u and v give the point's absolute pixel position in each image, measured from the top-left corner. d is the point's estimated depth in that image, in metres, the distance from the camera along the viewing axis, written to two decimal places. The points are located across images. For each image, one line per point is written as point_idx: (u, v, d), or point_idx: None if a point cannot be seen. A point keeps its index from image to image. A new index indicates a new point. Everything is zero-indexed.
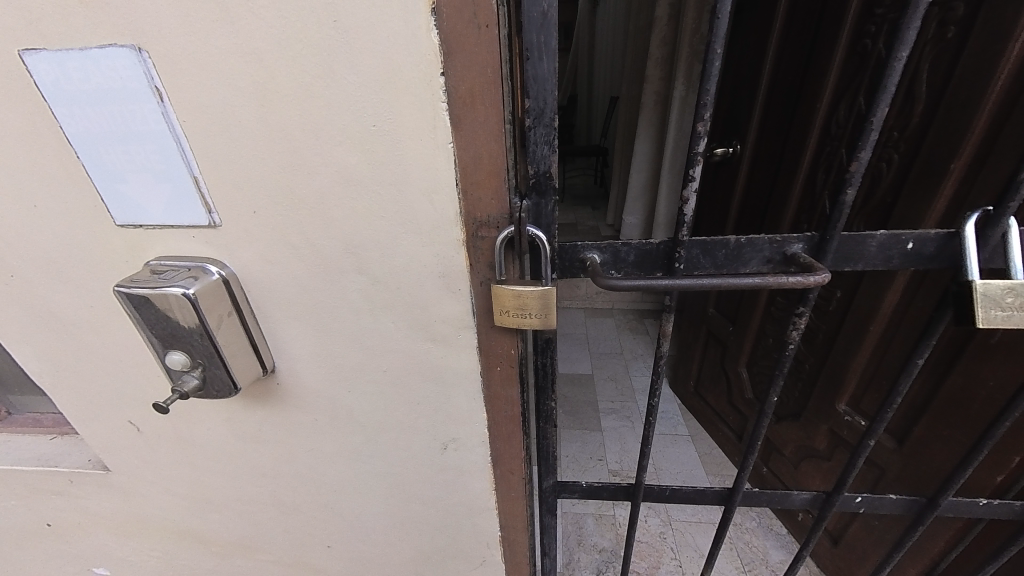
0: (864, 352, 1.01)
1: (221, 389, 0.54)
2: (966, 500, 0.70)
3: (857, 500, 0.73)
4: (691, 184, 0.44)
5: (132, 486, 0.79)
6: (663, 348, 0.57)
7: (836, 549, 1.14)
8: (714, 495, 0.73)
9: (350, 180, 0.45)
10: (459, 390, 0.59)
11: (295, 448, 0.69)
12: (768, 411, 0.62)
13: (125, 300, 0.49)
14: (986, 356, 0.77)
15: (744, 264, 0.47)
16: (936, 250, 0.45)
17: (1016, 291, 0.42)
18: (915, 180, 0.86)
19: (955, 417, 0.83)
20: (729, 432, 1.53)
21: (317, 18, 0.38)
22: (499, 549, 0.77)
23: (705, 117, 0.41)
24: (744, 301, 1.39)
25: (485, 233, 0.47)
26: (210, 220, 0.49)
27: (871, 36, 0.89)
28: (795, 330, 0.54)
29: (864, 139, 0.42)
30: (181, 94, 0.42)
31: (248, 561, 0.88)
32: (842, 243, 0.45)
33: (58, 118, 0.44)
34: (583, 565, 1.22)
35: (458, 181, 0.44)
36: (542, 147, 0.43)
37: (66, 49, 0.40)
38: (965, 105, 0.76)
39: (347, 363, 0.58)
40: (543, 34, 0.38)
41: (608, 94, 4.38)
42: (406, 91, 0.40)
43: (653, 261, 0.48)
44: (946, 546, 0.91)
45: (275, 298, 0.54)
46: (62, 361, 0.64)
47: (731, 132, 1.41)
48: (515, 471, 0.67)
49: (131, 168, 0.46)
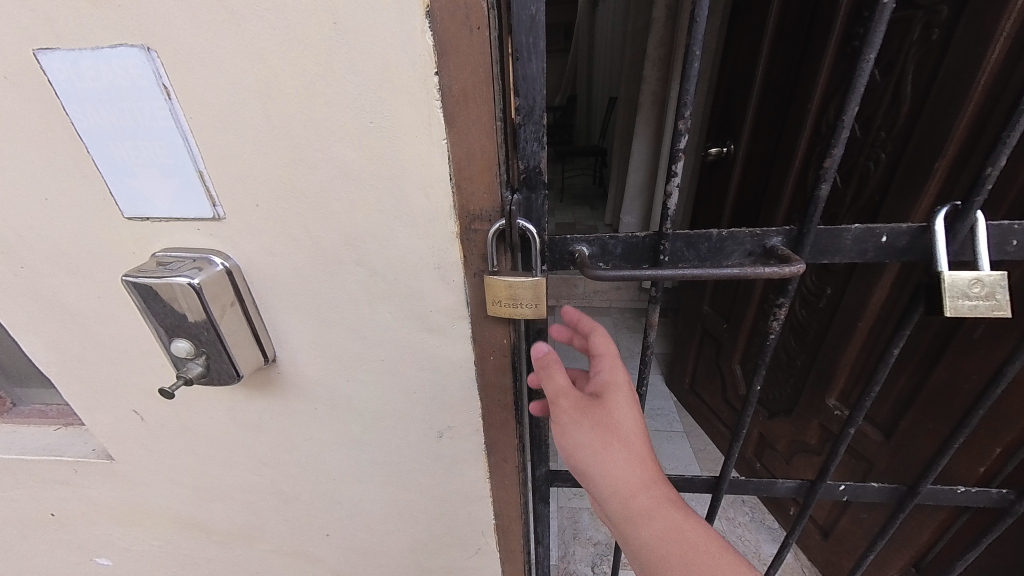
0: (852, 347, 1.03)
1: (224, 377, 0.56)
2: (945, 487, 0.73)
3: (841, 489, 0.76)
4: (674, 179, 0.46)
5: (136, 476, 0.81)
6: (650, 339, 0.59)
7: (826, 542, 1.16)
8: (703, 484, 0.76)
9: (349, 174, 0.47)
10: (454, 379, 0.61)
11: (295, 437, 0.71)
12: (753, 401, 0.65)
13: (132, 289, 0.50)
14: (969, 349, 0.79)
15: (725, 257, 0.50)
16: (909, 244, 0.47)
17: (981, 281, 0.44)
18: (901, 179, 0.88)
19: (938, 410, 0.86)
20: (723, 428, 1.56)
21: (319, 20, 0.40)
22: (493, 537, 0.80)
23: (686, 115, 0.43)
24: (738, 299, 1.41)
25: (478, 226, 0.49)
26: (214, 213, 0.51)
27: (859, 39, 0.91)
28: (776, 321, 0.56)
29: (836, 137, 0.44)
30: (188, 91, 0.44)
31: (248, 551, 0.90)
32: (818, 237, 0.48)
33: (70, 115, 0.46)
34: (579, 558, 1.24)
35: (452, 176, 0.46)
36: (532, 144, 0.45)
37: (79, 49, 0.43)
38: (948, 106, 0.78)
39: (346, 353, 0.60)
40: (532, 36, 0.40)
41: (608, 94, 4.42)
42: (402, 89, 0.42)
43: (640, 253, 0.50)
44: (931, 537, 0.93)
45: (277, 290, 0.56)
46: (70, 351, 0.66)
47: (725, 133, 1.44)
48: (509, 460, 0.69)
49: (138, 163, 0.48)
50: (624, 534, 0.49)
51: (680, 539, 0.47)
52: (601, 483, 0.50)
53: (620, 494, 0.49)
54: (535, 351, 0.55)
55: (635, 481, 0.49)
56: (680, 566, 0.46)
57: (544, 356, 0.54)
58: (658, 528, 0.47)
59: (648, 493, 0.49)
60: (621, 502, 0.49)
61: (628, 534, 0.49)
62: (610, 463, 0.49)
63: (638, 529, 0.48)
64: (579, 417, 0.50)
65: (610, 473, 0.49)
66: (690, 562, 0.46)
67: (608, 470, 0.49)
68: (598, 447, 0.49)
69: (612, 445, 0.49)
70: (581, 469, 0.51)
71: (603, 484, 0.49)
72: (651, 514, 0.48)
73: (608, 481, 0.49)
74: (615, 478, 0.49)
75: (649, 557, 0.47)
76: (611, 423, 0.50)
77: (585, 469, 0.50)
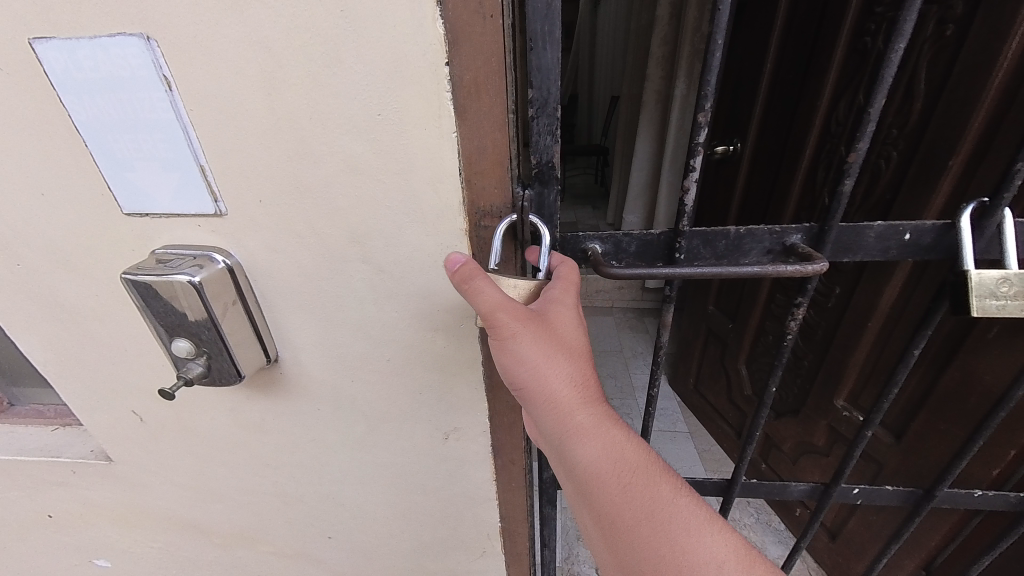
0: (862, 347, 1.01)
1: (226, 378, 0.55)
2: (962, 490, 0.72)
3: (854, 492, 0.75)
4: (692, 174, 0.44)
5: (135, 477, 0.80)
6: (663, 340, 0.58)
7: (834, 544, 1.15)
8: (713, 487, 0.74)
9: (355, 169, 0.46)
10: (461, 380, 0.60)
11: (298, 439, 0.69)
12: (768, 402, 0.63)
13: (131, 287, 0.49)
14: (983, 350, 0.78)
15: (743, 254, 0.48)
16: (932, 241, 0.46)
17: (1010, 280, 0.42)
18: (913, 177, 0.87)
19: (953, 412, 0.84)
20: (728, 429, 1.55)
21: (325, 7, 0.38)
22: (499, 539, 0.78)
23: (706, 108, 0.41)
24: (743, 300, 1.40)
25: (488, 223, 0.48)
26: (216, 209, 0.50)
27: (871, 34, 0.90)
28: (794, 320, 0.54)
29: (862, 131, 0.43)
30: (189, 82, 0.43)
31: (250, 553, 0.88)
32: (839, 234, 0.46)
33: (67, 107, 0.44)
34: (583, 560, 1.23)
35: (462, 170, 0.45)
36: (544, 138, 0.43)
37: (76, 38, 0.41)
38: (963, 103, 0.77)
39: (351, 353, 0.59)
40: (548, 24, 0.38)
41: (608, 94, 4.42)
42: (411, 80, 0.41)
43: (654, 251, 0.49)
44: (943, 540, 0.92)
45: (280, 288, 0.55)
46: (68, 350, 0.65)
47: (731, 131, 1.42)
48: (516, 461, 0.68)
49: (138, 157, 0.46)
50: (563, 454, 0.46)
51: (622, 463, 0.44)
52: (542, 399, 0.45)
53: (563, 413, 0.44)
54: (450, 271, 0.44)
55: (578, 400, 0.45)
56: (618, 489, 0.44)
57: (462, 275, 0.42)
58: (600, 449, 0.44)
59: (592, 415, 0.45)
60: (561, 420, 0.44)
61: (569, 456, 0.45)
62: (554, 379, 0.44)
63: (580, 451, 0.44)
64: (521, 326, 0.42)
65: (553, 389, 0.44)
66: (633, 493, 0.44)
67: (553, 382, 0.44)
68: (541, 359, 0.43)
69: (556, 358, 0.43)
70: (520, 384, 0.45)
71: (545, 400, 0.44)
72: (594, 433, 0.45)
73: (550, 398, 0.44)
74: (558, 395, 0.44)
75: (586, 480, 0.45)
76: (559, 339, 0.43)
77: (527, 384, 0.45)
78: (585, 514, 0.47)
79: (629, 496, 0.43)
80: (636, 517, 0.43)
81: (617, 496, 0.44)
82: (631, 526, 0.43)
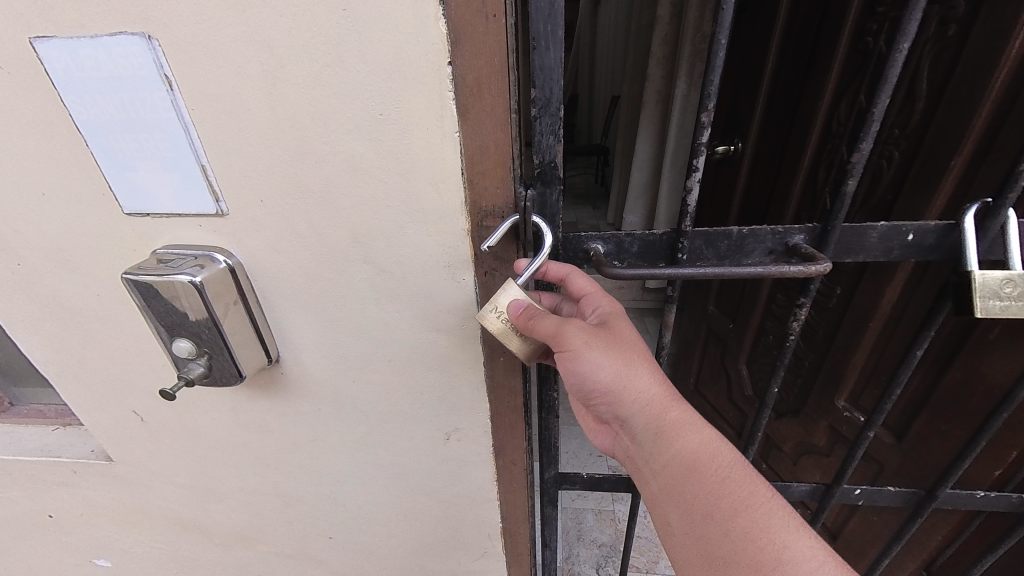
0: (863, 347, 1.01)
1: (226, 378, 0.55)
2: (963, 492, 0.72)
3: (856, 492, 0.74)
4: (695, 174, 0.44)
5: (136, 477, 0.79)
6: (665, 340, 0.58)
7: (835, 545, 1.15)
8: None
9: (357, 169, 0.45)
10: (463, 380, 0.60)
11: (298, 439, 0.69)
12: (770, 402, 0.63)
13: (132, 287, 0.49)
14: (985, 351, 0.77)
15: (746, 255, 0.48)
16: (935, 242, 0.46)
17: (1013, 281, 0.42)
18: (915, 178, 0.87)
19: (954, 413, 0.84)
20: (729, 429, 1.55)
21: (327, 6, 0.38)
22: (500, 540, 0.78)
23: (709, 107, 0.41)
24: (743, 300, 1.39)
25: (490, 223, 0.48)
26: (218, 209, 0.50)
27: (873, 34, 0.89)
28: (796, 320, 0.54)
29: (865, 131, 0.43)
30: (190, 82, 0.43)
31: (251, 553, 0.88)
32: (842, 234, 0.46)
33: (68, 107, 0.44)
34: (583, 560, 1.23)
35: (464, 170, 0.45)
36: (547, 137, 0.43)
37: (77, 37, 0.41)
38: (965, 104, 0.77)
39: (352, 353, 0.59)
40: (550, 24, 0.38)
41: (609, 94, 4.42)
42: (413, 80, 0.41)
43: (657, 251, 0.49)
44: (944, 541, 0.92)
45: (282, 288, 0.55)
46: (69, 350, 0.65)
47: (732, 130, 1.42)
48: (517, 462, 0.67)
49: (139, 157, 0.46)
50: (654, 454, 0.49)
51: (714, 458, 0.47)
52: (630, 402, 0.48)
53: (654, 410, 0.48)
54: (514, 311, 0.47)
55: (664, 400, 0.49)
56: (711, 481, 0.46)
57: (526, 310, 0.46)
58: (691, 444, 0.48)
59: (676, 413, 0.49)
60: (653, 419, 0.48)
61: (660, 454, 0.48)
62: (636, 380, 0.48)
63: (672, 448, 0.47)
64: (592, 336, 0.46)
65: (640, 394, 0.48)
66: (728, 485, 0.46)
67: (638, 383, 0.48)
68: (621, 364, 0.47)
69: (635, 364, 0.48)
70: (603, 393, 0.49)
71: (634, 402, 0.48)
72: (683, 431, 0.48)
73: (637, 398, 0.48)
74: (645, 397, 0.48)
75: (677, 475, 0.47)
76: (632, 347, 0.48)
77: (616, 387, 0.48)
78: (671, 517, 0.48)
79: (725, 488, 0.46)
80: (733, 507, 0.45)
81: (712, 484, 0.46)
82: (727, 518, 0.44)
